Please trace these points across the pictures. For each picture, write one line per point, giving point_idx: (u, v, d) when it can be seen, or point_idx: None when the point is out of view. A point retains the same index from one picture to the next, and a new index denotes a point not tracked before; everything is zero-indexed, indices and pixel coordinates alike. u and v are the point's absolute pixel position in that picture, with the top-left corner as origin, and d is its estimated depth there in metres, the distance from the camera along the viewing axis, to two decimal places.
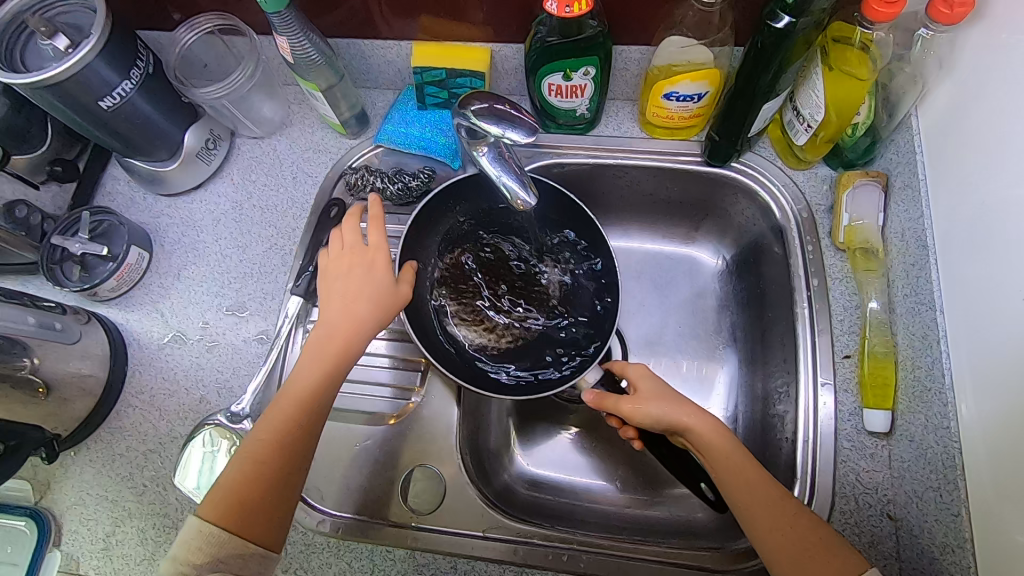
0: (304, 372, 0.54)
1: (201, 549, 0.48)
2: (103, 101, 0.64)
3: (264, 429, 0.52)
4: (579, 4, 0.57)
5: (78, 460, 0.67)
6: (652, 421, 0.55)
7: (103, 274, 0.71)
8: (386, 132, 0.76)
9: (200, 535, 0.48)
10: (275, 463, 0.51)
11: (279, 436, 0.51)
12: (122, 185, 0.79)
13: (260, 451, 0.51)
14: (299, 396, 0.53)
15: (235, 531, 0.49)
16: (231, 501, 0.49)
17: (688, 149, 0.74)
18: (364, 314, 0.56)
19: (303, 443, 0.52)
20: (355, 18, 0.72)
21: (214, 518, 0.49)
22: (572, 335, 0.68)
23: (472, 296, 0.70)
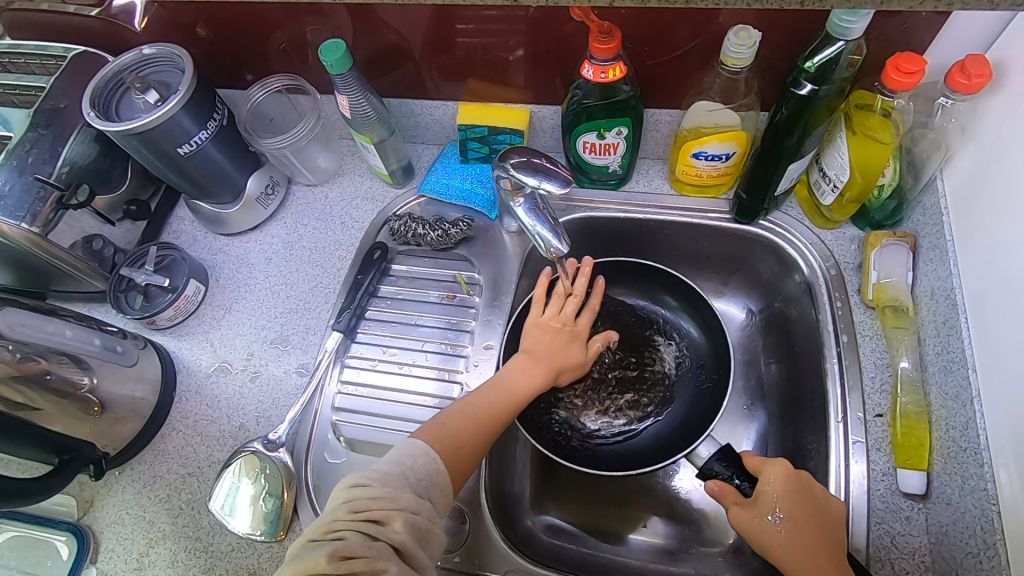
0: (527, 379, 0.64)
1: (422, 463, 0.53)
2: (181, 147, 0.71)
3: (462, 420, 0.59)
4: (614, 70, 0.62)
5: (121, 480, 0.70)
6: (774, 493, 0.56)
7: (161, 304, 0.77)
8: (429, 183, 0.82)
9: (426, 454, 0.54)
10: (480, 425, 0.59)
11: (481, 422, 0.59)
12: (187, 225, 0.87)
13: (477, 412, 0.60)
14: (507, 388, 0.63)
15: (442, 453, 0.56)
16: (450, 443, 0.57)
17: (717, 206, 0.77)
18: (553, 351, 0.66)
19: (495, 431, 0.60)
20: (407, 82, 0.79)
21: (433, 446, 0.56)
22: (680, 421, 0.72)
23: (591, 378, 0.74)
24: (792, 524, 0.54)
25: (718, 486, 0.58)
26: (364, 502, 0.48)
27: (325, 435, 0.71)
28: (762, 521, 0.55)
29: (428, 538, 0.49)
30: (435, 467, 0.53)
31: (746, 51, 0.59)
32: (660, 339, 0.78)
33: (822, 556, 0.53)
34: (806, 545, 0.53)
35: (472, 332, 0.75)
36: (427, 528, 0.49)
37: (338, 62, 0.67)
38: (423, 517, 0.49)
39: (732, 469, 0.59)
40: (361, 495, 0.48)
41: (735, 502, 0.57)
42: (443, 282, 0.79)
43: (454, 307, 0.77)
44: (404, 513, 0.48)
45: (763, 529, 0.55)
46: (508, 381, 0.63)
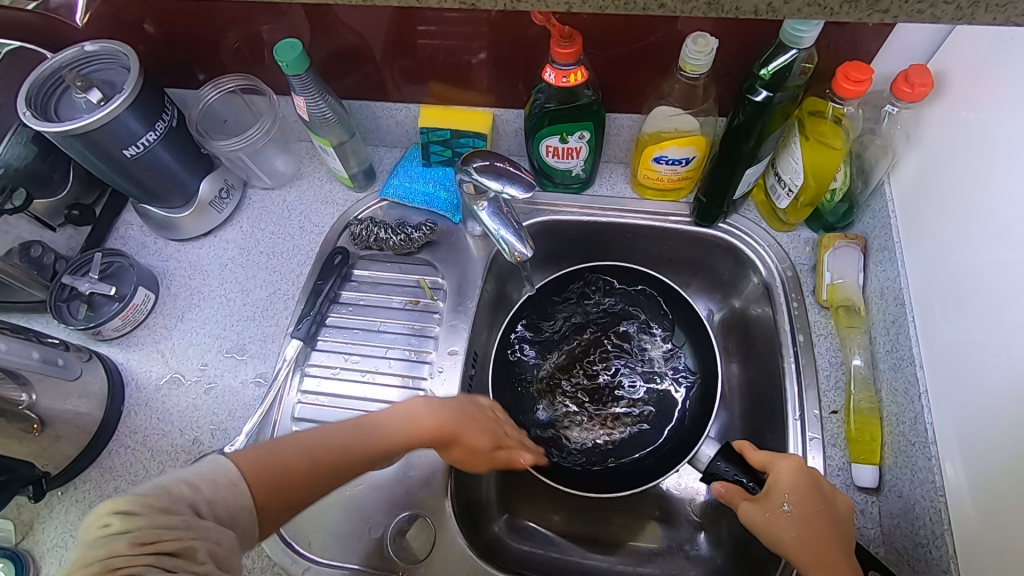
0: (400, 429, 0.56)
1: (227, 499, 0.45)
2: (127, 149, 0.68)
3: (329, 443, 0.52)
4: (575, 74, 0.62)
5: (64, 501, 0.66)
6: (790, 486, 0.56)
7: (108, 314, 0.73)
8: (391, 186, 0.80)
9: (232, 484, 0.46)
10: (302, 473, 0.50)
11: (312, 468, 0.50)
12: (135, 230, 0.83)
13: (318, 458, 0.51)
14: (370, 442, 0.54)
15: (253, 482, 0.47)
16: (269, 469, 0.48)
17: (677, 210, 0.79)
18: (458, 426, 0.59)
19: (336, 480, 0.52)
20: (367, 83, 0.78)
21: (245, 473, 0.47)
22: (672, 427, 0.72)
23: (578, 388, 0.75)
24: (800, 517, 0.54)
25: (724, 483, 0.59)
26: (149, 531, 0.39)
27: None
28: (772, 514, 0.55)
29: (230, 570, 0.42)
30: (239, 504, 0.45)
31: (704, 58, 0.60)
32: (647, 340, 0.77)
33: (832, 549, 0.52)
34: (809, 536, 0.53)
35: (437, 338, 0.74)
36: (232, 557, 0.42)
37: (293, 63, 0.65)
38: (215, 544, 0.41)
39: (736, 470, 0.61)
40: (140, 521, 0.39)
41: (746, 498, 0.58)
42: (406, 287, 0.78)
43: (418, 312, 0.76)
44: (199, 543, 0.40)
45: (774, 521, 0.55)
46: (365, 434, 0.54)
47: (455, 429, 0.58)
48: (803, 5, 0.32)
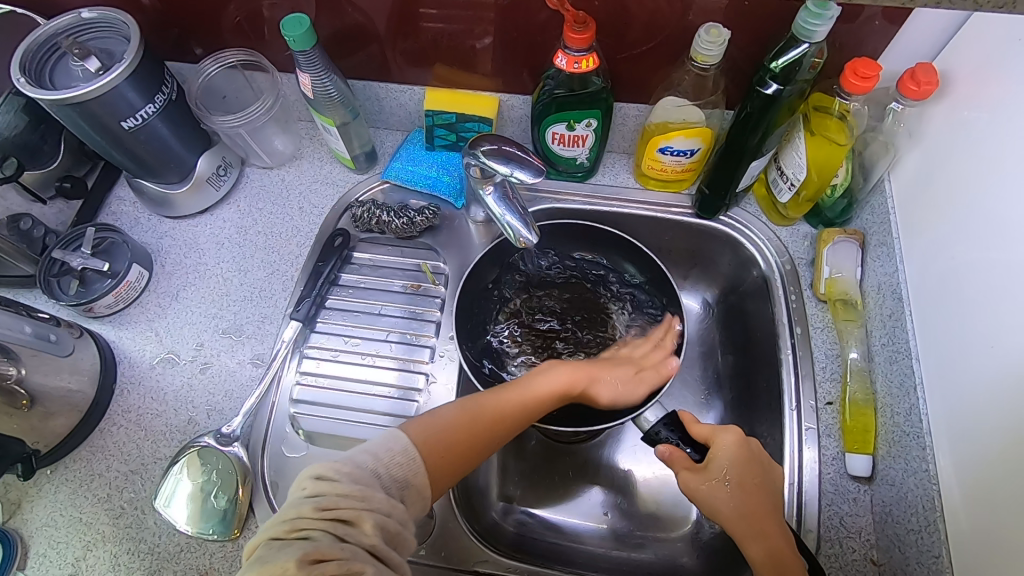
0: (535, 395, 0.60)
1: (402, 465, 0.49)
2: (124, 122, 0.66)
3: (480, 410, 0.57)
4: (587, 61, 0.62)
5: (54, 480, 0.64)
6: (728, 457, 0.58)
7: (100, 290, 0.71)
8: (393, 169, 0.79)
9: (406, 453, 0.50)
10: (478, 429, 0.56)
11: (469, 425, 0.56)
12: (127, 206, 0.81)
13: (472, 417, 0.57)
14: (519, 399, 0.59)
15: (423, 450, 0.52)
16: (442, 436, 0.54)
17: (679, 201, 0.79)
18: (584, 371, 0.64)
19: (480, 439, 0.56)
20: (372, 63, 0.77)
21: (417, 439, 0.53)
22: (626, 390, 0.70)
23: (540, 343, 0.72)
24: (742, 488, 0.57)
25: (668, 451, 0.60)
26: (332, 499, 0.43)
27: (283, 428, 0.67)
28: (712, 485, 0.57)
29: (397, 541, 0.44)
30: (413, 473, 0.50)
31: (716, 49, 0.60)
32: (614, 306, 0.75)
33: (769, 519, 0.55)
34: (747, 510, 0.56)
35: (438, 322, 0.74)
36: (399, 531, 0.45)
37: (301, 39, 0.64)
38: (395, 522, 0.45)
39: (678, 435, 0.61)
40: (330, 490, 0.43)
41: (687, 468, 0.59)
42: (407, 271, 0.77)
43: (419, 297, 0.75)
44: (370, 514, 0.43)
45: (716, 493, 0.57)
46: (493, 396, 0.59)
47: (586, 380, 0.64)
48: None
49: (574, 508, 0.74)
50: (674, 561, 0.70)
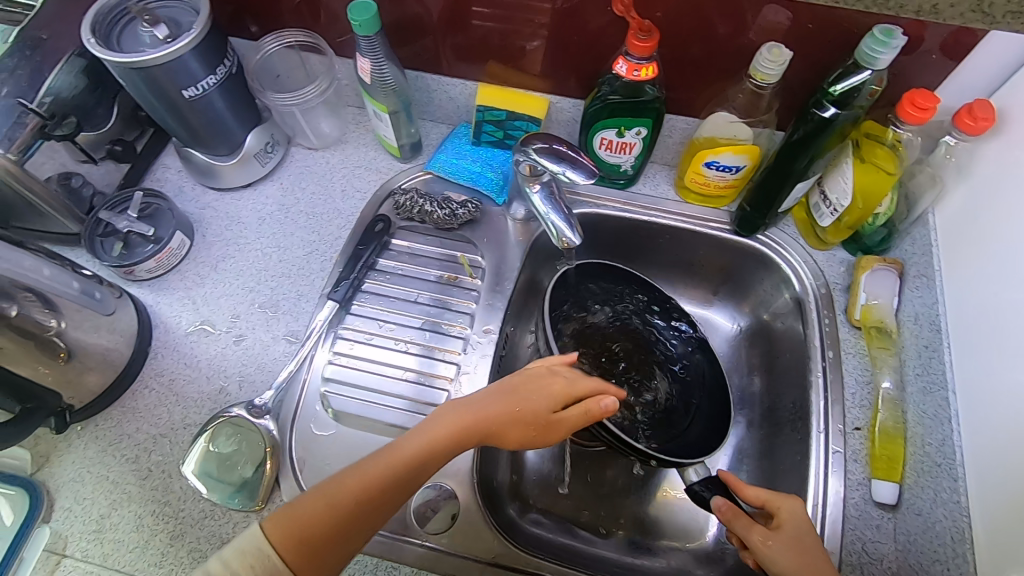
0: (423, 441, 0.51)
1: (255, 567, 0.46)
2: (185, 90, 0.67)
3: (354, 476, 0.49)
4: (647, 69, 0.63)
5: (83, 436, 0.65)
6: (793, 519, 0.54)
7: (142, 254, 0.72)
8: (438, 161, 0.80)
9: (263, 560, 0.47)
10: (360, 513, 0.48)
11: (369, 493, 0.48)
12: (172, 174, 0.82)
13: (345, 494, 0.48)
14: (408, 460, 0.50)
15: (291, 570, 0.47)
16: (292, 540, 0.47)
17: (718, 217, 0.80)
18: (466, 430, 0.52)
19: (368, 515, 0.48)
20: (428, 55, 0.78)
21: (275, 542, 0.47)
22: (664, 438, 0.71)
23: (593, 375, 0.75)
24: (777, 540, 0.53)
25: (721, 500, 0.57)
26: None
27: (313, 405, 0.68)
28: (775, 542, 0.53)
29: None
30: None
31: (776, 68, 0.61)
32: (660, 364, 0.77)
33: None
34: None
35: (471, 315, 0.74)
36: None
37: (366, 24, 0.65)
38: None
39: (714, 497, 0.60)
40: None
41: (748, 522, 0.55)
42: (443, 262, 0.78)
43: (454, 288, 0.76)
44: None
45: (783, 553, 0.52)
46: (456, 439, 0.52)
47: (489, 433, 0.53)
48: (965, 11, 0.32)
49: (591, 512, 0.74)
50: (688, 572, 0.69)
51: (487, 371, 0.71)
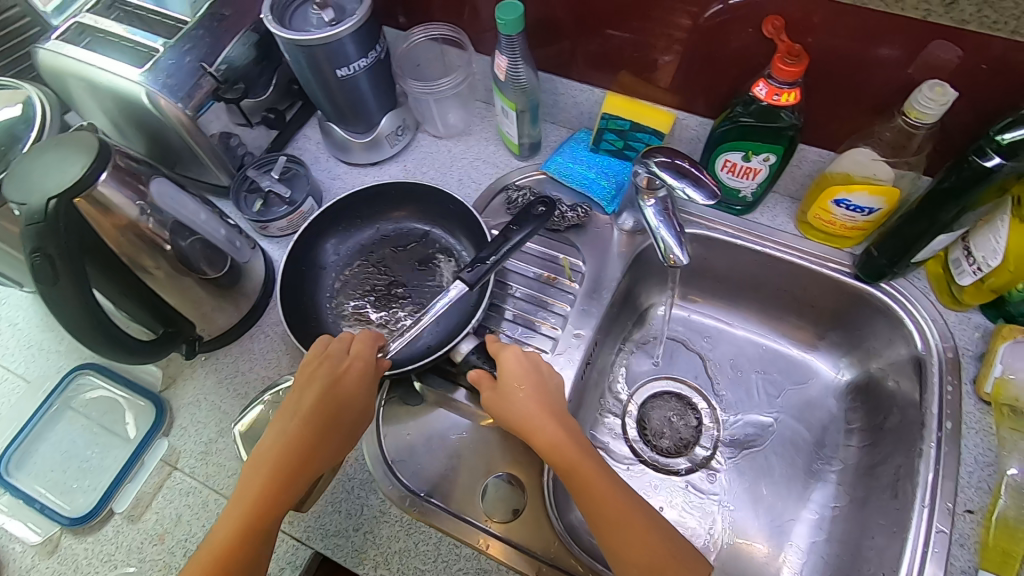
0: (273, 443, 0.58)
1: None
2: (338, 70, 0.73)
3: (237, 506, 0.55)
4: (788, 95, 0.61)
5: (206, 366, 0.73)
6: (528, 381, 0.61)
7: (277, 213, 0.79)
8: (555, 162, 0.82)
9: None
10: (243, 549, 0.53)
11: (249, 512, 0.55)
12: (312, 145, 0.90)
13: (246, 524, 0.54)
14: (270, 461, 0.57)
15: None
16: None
17: (839, 258, 0.75)
18: (285, 441, 0.57)
19: (260, 540, 0.54)
20: (562, 59, 0.79)
21: None
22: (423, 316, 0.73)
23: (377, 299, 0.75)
24: (546, 407, 0.60)
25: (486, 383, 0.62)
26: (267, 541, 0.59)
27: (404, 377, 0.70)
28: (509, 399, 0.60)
29: None
30: None
31: (936, 108, 0.56)
32: (442, 258, 0.77)
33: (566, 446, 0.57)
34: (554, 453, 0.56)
35: (565, 317, 0.75)
36: None
37: (511, 24, 0.67)
38: None
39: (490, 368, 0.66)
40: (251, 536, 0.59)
41: (489, 385, 0.62)
42: (546, 262, 0.78)
43: (552, 288, 0.77)
44: None
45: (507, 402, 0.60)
46: (271, 479, 0.56)
47: (329, 410, 0.59)
48: None
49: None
50: None
51: (572, 375, 0.71)
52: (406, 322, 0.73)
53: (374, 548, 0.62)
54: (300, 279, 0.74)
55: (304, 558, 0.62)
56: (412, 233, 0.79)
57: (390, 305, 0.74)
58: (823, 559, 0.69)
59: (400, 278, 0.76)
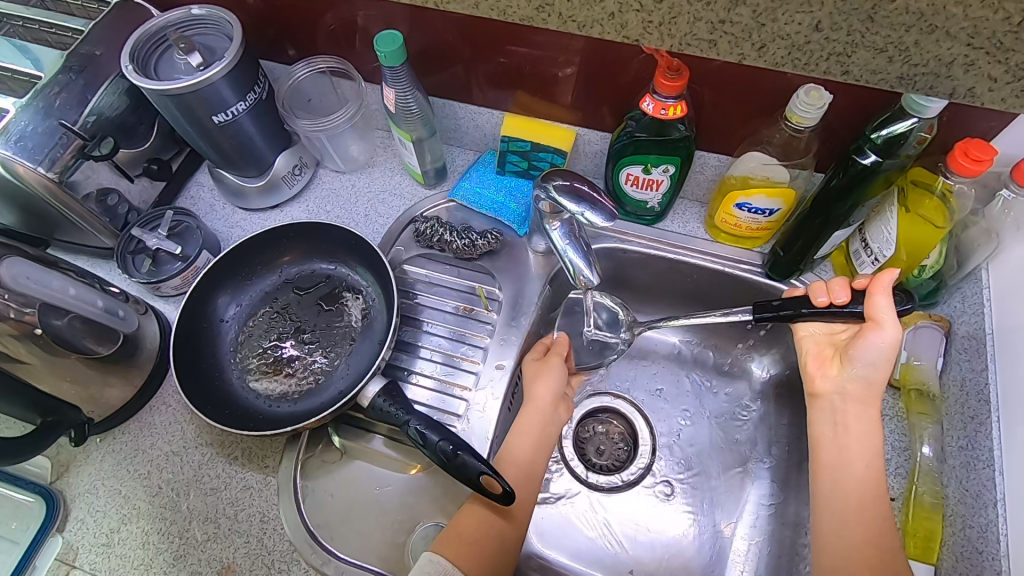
0: (527, 440, 0.65)
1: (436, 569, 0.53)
2: (215, 116, 0.69)
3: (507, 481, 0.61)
4: (675, 108, 0.60)
5: (101, 448, 0.67)
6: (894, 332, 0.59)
7: (169, 272, 0.74)
8: (462, 189, 0.80)
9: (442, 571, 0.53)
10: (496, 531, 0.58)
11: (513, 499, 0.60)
12: (205, 192, 0.85)
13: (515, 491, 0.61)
14: (524, 465, 0.63)
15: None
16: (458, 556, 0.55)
17: (749, 258, 0.76)
18: (530, 429, 0.66)
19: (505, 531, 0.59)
20: (456, 83, 0.77)
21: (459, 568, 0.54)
22: (337, 362, 0.70)
23: (280, 349, 0.71)
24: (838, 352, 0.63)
25: (813, 365, 0.64)
26: None
27: (319, 434, 0.67)
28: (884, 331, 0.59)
29: None
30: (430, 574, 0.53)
31: (814, 112, 0.57)
32: (348, 296, 0.74)
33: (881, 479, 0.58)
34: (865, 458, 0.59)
35: (485, 349, 0.73)
36: None
37: (392, 55, 0.64)
38: None
39: (406, 413, 0.60)
40: None
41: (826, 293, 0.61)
42: (461, 292, 0.77)
43: (470, 321, 0.74)
44: None
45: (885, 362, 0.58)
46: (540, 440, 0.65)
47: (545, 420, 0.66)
48: (1010, 95, 0.33)
49: (588, 553, 0.72)
50: None
51: (498, 409, 0.69)
52: (316, 371, 0.69)
53: None
54: (196, 338, 0.69)
55: None
56: (316, 274, 0.76)
57: (297, 352, 0.71)
58: (763, 563, 0.70)
59: (306, 323, 0.73)
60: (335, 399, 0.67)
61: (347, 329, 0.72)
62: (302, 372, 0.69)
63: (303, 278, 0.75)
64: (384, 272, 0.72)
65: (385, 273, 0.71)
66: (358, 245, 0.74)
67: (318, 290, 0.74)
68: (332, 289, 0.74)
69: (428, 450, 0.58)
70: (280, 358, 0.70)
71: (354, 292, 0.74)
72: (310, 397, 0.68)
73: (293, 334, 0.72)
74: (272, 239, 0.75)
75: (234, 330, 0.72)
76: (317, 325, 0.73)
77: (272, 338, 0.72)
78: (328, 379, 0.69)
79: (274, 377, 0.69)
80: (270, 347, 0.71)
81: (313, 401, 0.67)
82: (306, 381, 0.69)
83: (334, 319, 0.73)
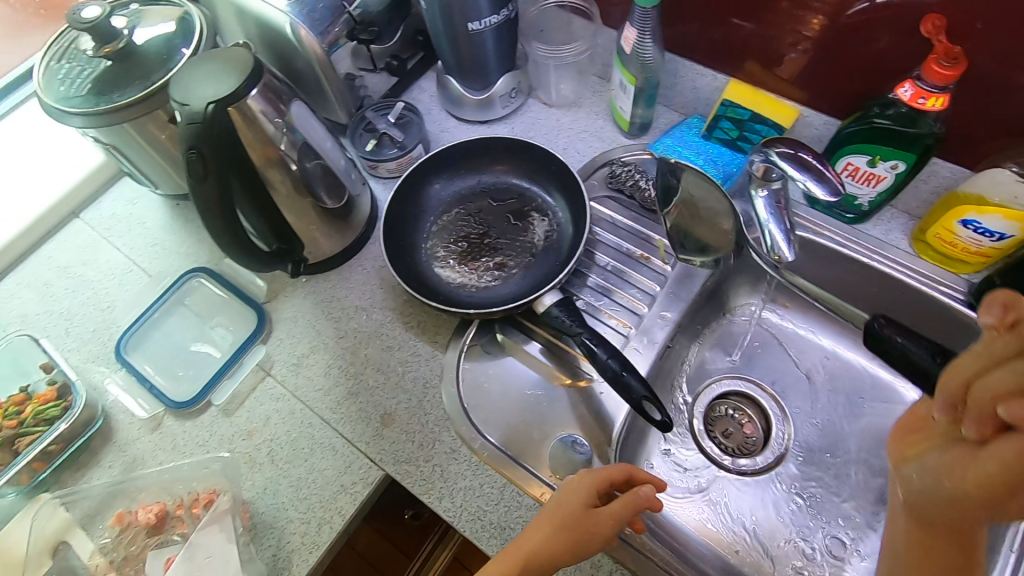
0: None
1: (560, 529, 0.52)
2: (470, 23, 0.76)
3: None
4: (935, 100, 0.59)
5: (306, 287, 0.77)
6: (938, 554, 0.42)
7: (388, 155, 0.83)
8: (664, 144, 0.82)
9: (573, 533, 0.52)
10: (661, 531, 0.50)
11: None
12: (426, 98, 0.93)
13: None
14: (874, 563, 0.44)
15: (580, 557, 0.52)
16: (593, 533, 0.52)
17: (953, 283, 0.71)
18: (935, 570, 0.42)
19: None
20: (688, 40, 0.78)
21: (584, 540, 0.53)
22: (514, 270, 0.75)
23: (466, 245, 0.77)
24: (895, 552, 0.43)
25: None
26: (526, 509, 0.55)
27: (487, 328, 0.73)
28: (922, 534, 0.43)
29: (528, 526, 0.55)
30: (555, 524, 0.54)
31: None
32: (536, 215, 0.79)
33: None
34: None
35: (653, 297, 0.74)
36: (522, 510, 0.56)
37: None
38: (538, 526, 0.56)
39: (580, 327, 0.64)
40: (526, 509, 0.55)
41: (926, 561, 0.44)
42: (640, 240, 0.79)
43: (644, 267, 0.76)
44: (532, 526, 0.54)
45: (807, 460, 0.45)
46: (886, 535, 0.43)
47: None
48: None
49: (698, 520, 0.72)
50: None
51: (654, 355, 0.71)
52: (495, 272, 0.75)
53: (441, 481, 0.64)
54: (402, 217, 0.77)
55: (375, 477, 0.64)
56: (511, 189, 0.81)
57: (481, 252, 0.77)
58: None
59: (492, 228, 0.79)
60: (509, 301, 0.73)
61: (529, 243, 0.77)
62: (482, 270, 0.75)
63: (498, 189, 0.81)
64: (579, 200, 0.76)
65: (580, 201, 0.75)
66: (559, 170, 0.78)
67: (509, 203, 0.80)
68: (522, 205, 0.80)
69: (595, 364, 0.62)
70: (465, 252, 0.77)
71: (542, 213, 0.79)
72: (485, 293, 0.74)
73: (479, 236, 0.78)
74: (482, 147, 0.81)
75: (431, 219, 0.80)
76: (502, 233, 0.78)
77: (460, 234, 0.78)
78: (504, 282, 0.74)
79: (458, 268, 0.76)
80: (458, 241, 0.78)
81: (487, 298, 0.73)
82: (485, 278, 0.75)
83: (519, 232, 0.78)
